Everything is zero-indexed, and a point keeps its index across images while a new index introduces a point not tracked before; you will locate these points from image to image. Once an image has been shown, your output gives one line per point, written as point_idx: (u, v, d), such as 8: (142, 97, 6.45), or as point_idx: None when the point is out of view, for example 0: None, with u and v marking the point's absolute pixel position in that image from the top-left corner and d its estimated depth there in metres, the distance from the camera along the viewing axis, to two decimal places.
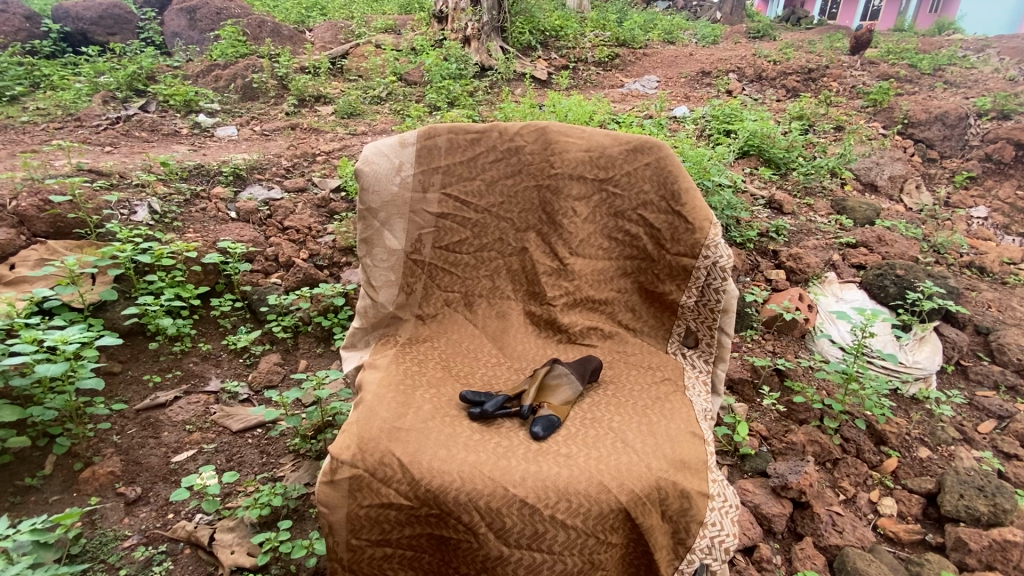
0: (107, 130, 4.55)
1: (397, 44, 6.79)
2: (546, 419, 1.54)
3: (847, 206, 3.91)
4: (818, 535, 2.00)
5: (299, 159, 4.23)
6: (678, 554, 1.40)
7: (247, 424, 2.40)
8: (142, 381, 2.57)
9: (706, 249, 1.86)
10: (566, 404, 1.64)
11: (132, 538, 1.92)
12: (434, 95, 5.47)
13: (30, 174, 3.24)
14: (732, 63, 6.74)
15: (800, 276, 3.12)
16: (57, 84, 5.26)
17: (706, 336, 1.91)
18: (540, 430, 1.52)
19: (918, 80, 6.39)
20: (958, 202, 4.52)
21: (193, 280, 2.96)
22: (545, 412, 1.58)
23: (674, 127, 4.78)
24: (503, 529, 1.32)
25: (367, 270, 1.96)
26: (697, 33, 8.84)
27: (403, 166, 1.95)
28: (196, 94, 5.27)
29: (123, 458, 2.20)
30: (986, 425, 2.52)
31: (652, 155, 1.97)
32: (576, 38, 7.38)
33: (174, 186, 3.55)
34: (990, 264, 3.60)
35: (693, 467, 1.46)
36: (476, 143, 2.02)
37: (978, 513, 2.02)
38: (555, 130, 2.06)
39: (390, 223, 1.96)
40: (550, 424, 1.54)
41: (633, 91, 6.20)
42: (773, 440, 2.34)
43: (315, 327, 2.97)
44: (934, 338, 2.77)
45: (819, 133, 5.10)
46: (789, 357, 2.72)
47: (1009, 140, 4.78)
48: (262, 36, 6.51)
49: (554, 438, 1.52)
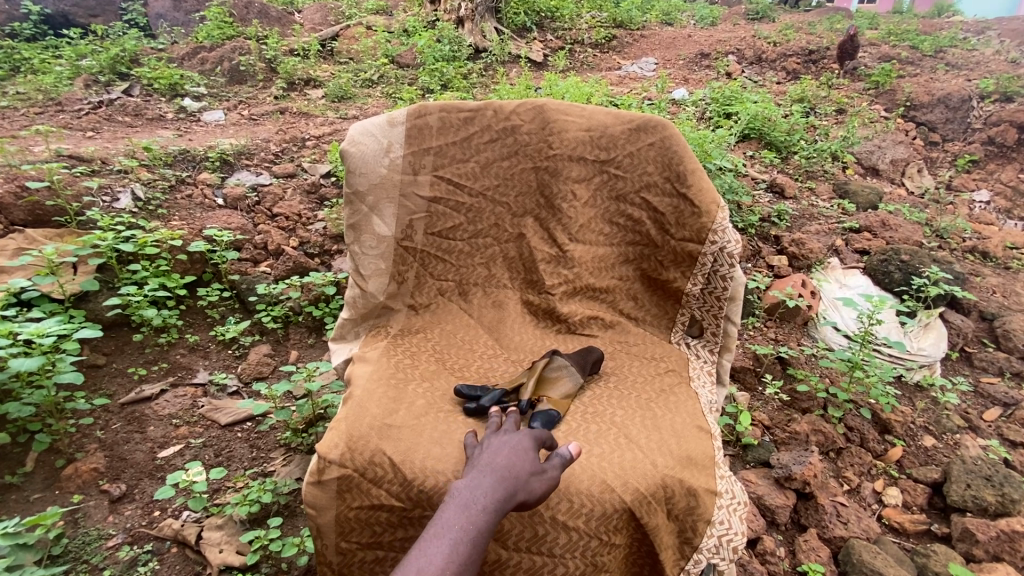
0: (89, 115, 4.40)
1: (389, 26, 6.62)
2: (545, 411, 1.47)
3: (850, 190, 3.83)
4: (822, 526, 1.96)
5: (288, 143, 4.10)
6: (683, 554, 1.34)
7: (236, 418, 2.33)
8: (126, 374, 2.49)
9: (712, 235, 1.79)
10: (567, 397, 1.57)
11: (115, 538, 1.86)
12: (427, 77, 5.33)
13: (8, 160, 3.13)
14: (732, 45, 6.59)
15: (802, 262, 3.05)
16: (37, 68, 5.09)
17: (712, 325, 1.85)
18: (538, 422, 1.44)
19: (920, 62, 6.28)
20: (961, 186, 4.44)
21: (179, 269, 2.86)
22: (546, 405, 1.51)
23: (673, 109, 4.68)
24: (501, 531, 1.26)
25: (356, 258, 1.87)
26: (696, 14, 8.67)
27: (392, 147, 1.85)
28: (181, 77, 5.11)
29: (107, 454, 2.13)
30: (990, 413, 2.47)
31: (656, 135, 1.88)
32: (572, 19, 7.20)
33: (158, 172, 3.44)
34: (993, 249, 3.55)
35: (700, 464, 1.40)
36: (469, 122, 1.92)
37: (985, 503, 1.98)
38: (553, 108, 1.96)
39: (379, 208, 1.87)
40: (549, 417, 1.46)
41: (631, 73, 6.06)
42: (775, 430, 2.29)
43: (306, 317, 2.88)
44: (939, 325, 2.71)
45: (821, 116, 5.00)
46: (792, 345, 2.66)
47: (1012, 122, 4.71)
48: (249, 18, 6.32)
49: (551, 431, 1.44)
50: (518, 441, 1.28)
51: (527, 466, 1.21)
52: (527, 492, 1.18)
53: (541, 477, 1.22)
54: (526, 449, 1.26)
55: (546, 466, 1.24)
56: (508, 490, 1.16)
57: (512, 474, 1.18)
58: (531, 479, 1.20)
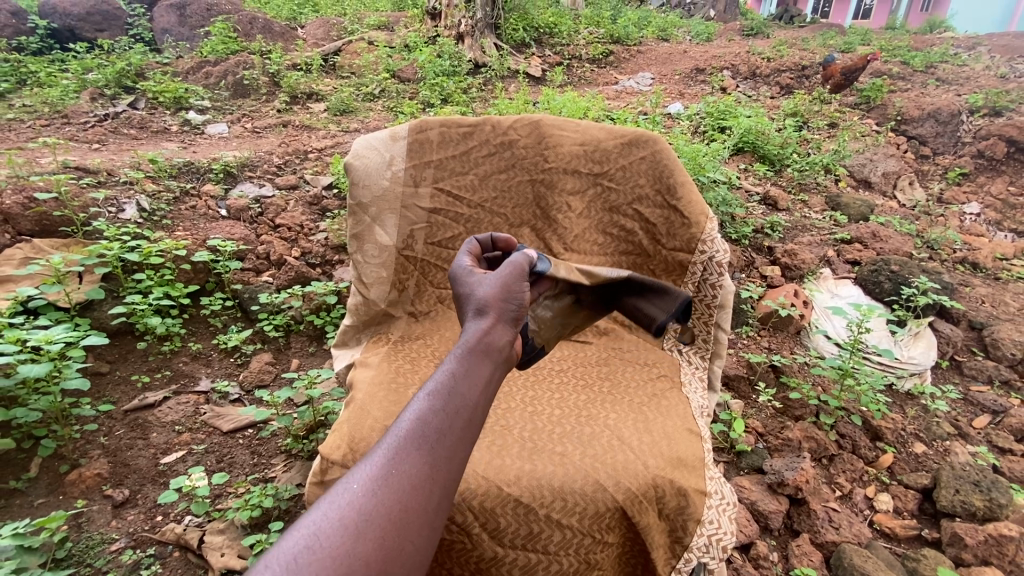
0: (95, 128, 4.49)
1: (390, 41, 6.75)
2: (546, 266, 1.48)
3: (841, 202, 3.91)
4: (814, 531, 1.99)
5: (290, 156, 4.18)
6: (674, 553, 1.38)
7: (238, 425, 2.36)
8: (130, 381, 2.53)
9: (702, 245, 1.85)
10: (593, 277, 1.62)
11: (119, 542, 1.88)
12: (428, 92, 5.42)
13: (16, 171, 3.21)
14: (726, 60, 6.73)
15: (794, 272, 3.11)
16: (44, 81, 5.18)
17: (703, 333, 1.89)
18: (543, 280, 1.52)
19: (911, 78, 6.42)
20: (952, 199, 4.52)
21: (183, 278, 2.91)
22: (560, 271, 1.53)
23: (669, 123, 4.78)
24: (497, 529, 1.30)
25: (359, 267, 1.94)
26: (691, 30, 8.86)
27: (394, 160, 1.93)
28: (186, 90, 5.20)
29: (111, 460, 2.16)
30: (980, 421, 2.51)
31: (648, 148, 1.95)
32: (570, 35, 7.36)
33: (163, 183, 3.50)
34: (983, 260, 3.61)
35: (690, 465, 1.45)
36: (468, 137, 2.00)
37: (974, 508, 2.02)
38: (549, 124, 2.04)
39: (381, 219, 1.94)
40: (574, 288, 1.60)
41: (627, 88, 6.19)
42: (768, 437, 2.32)
43: (307, 326, 2.93)
44: (929, 334, 2.77)
45: (814, 130, 5.10)
46: (785, 353, 2.71)
47: (1001, 136, 4.82)
48: (253, 33, 6.45)
49: (573, 304, 1.62)
50: (470, 279, 1.32)
51: (478, 295, 1.26)
52: (486, 321, 1.21)
53: (496, 299, 1.26)
54: (475, 279, 1.32)
55: (488, 277, 1.30)
56: (467, 332, 1.19)
57: (468, 314, 1.24)
58: (485, 303, 1.24)
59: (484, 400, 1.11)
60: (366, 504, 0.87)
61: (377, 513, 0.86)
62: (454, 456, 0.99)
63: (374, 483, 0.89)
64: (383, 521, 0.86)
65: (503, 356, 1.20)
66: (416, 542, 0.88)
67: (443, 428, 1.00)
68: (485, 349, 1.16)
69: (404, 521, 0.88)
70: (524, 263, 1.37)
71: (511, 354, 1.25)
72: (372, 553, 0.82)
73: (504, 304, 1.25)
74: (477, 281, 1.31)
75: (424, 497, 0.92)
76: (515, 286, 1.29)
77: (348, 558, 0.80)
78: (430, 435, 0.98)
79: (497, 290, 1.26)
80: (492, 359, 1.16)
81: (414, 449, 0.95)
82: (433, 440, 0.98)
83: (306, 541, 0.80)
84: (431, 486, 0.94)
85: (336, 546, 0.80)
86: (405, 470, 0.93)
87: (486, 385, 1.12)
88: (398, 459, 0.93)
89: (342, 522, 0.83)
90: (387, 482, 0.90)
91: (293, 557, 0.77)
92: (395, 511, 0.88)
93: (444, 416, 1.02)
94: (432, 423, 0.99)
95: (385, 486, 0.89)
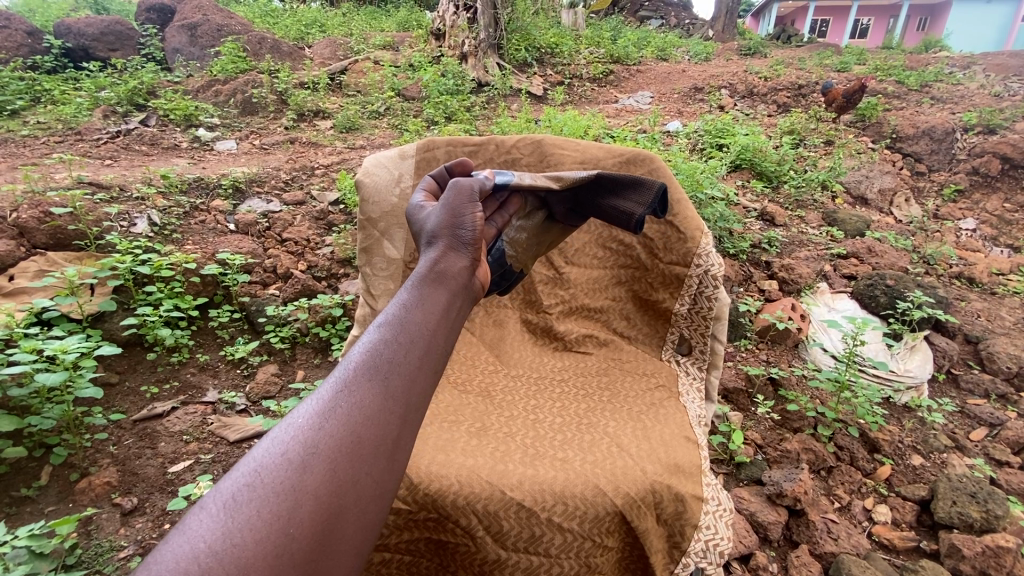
0: (107, 144, 4.61)
1: (395, 61, 6.92)
2: (508, 177, 1.52)
3: (838, 218, 3.98)
4: (814, 542, 2.01)
5: (297, 172, 4.28)
6: (673, 557, 1.42)
7: (244, 435, 2.40)
8: (139, 392, 2.57)
9: (697, 258, 1.92)
10: (562, 180, 1.66)
11: (127, 549, 1.91)
12: (432, 110, 5.55)
13: (32, 187, 3.30)
14: (724, 80, 6.88)
15: (792, 286, 3.17)
16: (58, 98, 5.32)
17: (700, 343, 1.94)
18: (513, 195, 1.58)
19: (906, 96, 6.55)
20: (947, 215, 4.59)
21: (192, 291, 2.98)
22: (525, 180, 1.57)
23: (668, 140, 4.88)
24: (500, 533, 1.34)
25: (367, 279, 2.03)
26: (690, 50, 9.07)
27: (402, 177, 2.02)
28: (196, 108, 5.32)
29: (119, 469, 2.20)
30: (977, 434, 2.54)
31: (645, 167, 2.02)
32: (572, 54, 7.53)
33: (174, 199, 3.59)
34: (979, 275, 3.66)
35: (687, 471, 1.49)
36: (474, 155, 2.08)
37: (971, 519, 2.04)
38: (550, 143, 2.13)
39: (389, 233, 2.02)
40: (544, 202, 1.72)
41: (627, 106, 6.32)
42: (767, 449, 2.35)
43: (312, 338, 2.98)
44: (925, 348, 2.82)
45: (810, 147, 5.21)
46: (784, 366, 2.74)
47: (995, 154, 4.91)
48: (262, 52, 6.62)
49: (546, 220, 1.75)
50: (426, 212, 1.33)
51: (430, 224, 1.27)
52: (436, 251, 1.21)
53: (443, 228, 1.25)
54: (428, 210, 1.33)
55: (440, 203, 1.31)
56: (420, 264, 1.18)
57: (423, 246, 1.24)
58: (437, 230, 1.24)
59: (443, 327, 1.09)
60: (311, 437, 0.87)
61: (322, 446, 0.86)
62: (409, 386, 0.97)
63: (318, 419, 0.89)
64: (330, 453, 0.86)
65: (462, 282, 1.18)
66: (372, 474, 0.89)
67: (395, 359, 0.99)
68: (438, 278, 1.15)
69: (353, 452, 0.87)
70: (472, 187, 1.35)
71: (473, 278, 1.23)
72: (320, 486, 0.83)
73: (455, 228, 1.24)
74: (430, 213, 1.31)
75: (377, 428, 0.91)
76: (462, 208, 1.27)
77: (292, 494, 0.81)
78: (380, 367, 0.97)
79: (448, 213, 1.26)
80: (447, 286, 1.15)
81: (364, 380, 0.95)
82: (384, 371, 0.97)
83: (246, 480, 0.81)
84: (383, 418, 0.93)
85: (278, 480, 0.82)
86: (354, 403, 0.92)
87: (444, 313, 1.11)
88: (347, 389, 0.93)
89: (284, 457, 0.84)
90: (333, 416, 0.89)
91: (232, 497, 0.80)
92: (345, 443, 0.87)
93: (396, 349, 1.00)
94: (382, 353, 0.98)
95: (331, 419, 0.89)
